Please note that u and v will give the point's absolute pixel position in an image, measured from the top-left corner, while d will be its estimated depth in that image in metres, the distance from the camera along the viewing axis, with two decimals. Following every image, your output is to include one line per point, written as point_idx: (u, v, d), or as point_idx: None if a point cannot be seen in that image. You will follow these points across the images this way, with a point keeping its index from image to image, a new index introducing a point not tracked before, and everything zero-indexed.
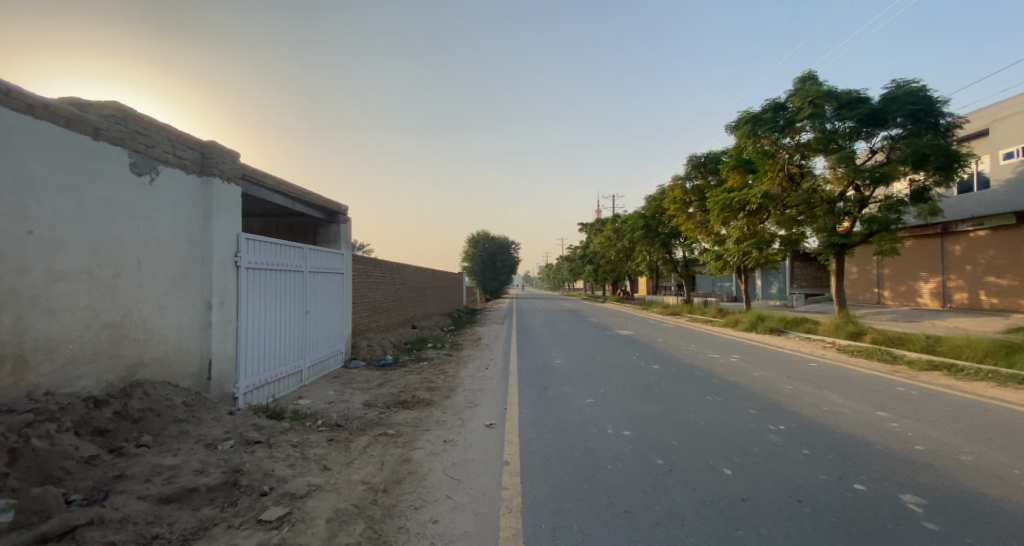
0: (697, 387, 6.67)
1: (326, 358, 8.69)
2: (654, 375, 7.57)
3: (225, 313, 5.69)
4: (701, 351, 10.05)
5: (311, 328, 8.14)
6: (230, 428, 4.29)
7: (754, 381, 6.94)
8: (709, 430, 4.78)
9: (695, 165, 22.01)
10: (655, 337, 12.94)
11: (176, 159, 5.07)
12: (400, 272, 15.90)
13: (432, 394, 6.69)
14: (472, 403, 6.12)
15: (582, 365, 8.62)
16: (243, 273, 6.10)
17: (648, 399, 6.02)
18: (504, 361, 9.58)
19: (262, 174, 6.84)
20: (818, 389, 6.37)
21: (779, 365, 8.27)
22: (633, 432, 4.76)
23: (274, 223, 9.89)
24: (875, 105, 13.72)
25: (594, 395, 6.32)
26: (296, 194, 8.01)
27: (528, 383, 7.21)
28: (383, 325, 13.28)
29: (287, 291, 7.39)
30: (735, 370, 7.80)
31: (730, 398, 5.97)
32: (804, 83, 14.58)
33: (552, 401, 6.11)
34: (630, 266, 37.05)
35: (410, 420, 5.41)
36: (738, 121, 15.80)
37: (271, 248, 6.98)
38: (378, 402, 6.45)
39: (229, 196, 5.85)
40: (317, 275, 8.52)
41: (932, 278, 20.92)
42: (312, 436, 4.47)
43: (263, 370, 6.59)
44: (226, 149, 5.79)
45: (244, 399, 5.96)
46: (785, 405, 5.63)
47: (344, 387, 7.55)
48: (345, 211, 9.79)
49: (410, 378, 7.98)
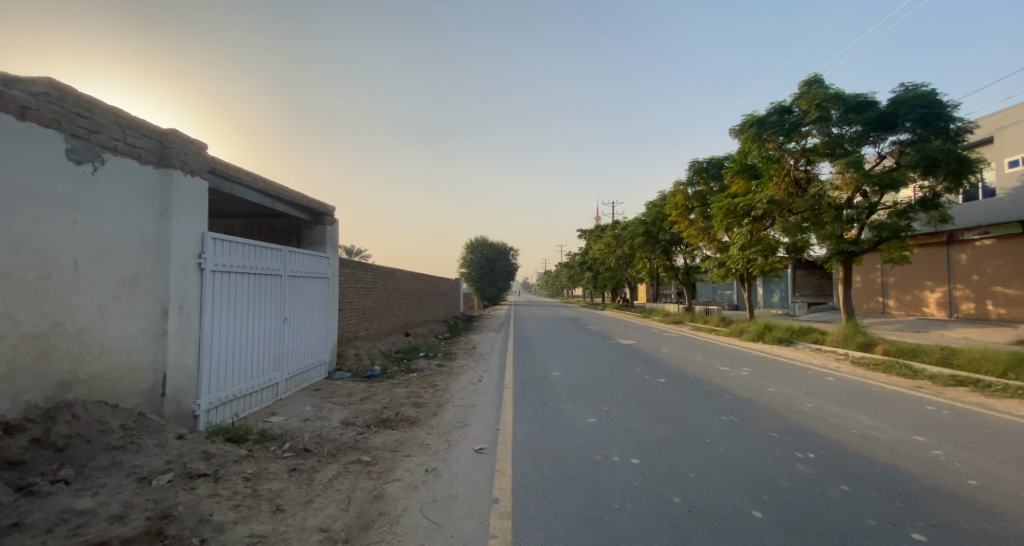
0: (709, 404, 6.07)
1: (307, 369, 8.09)
2: (662, 391, 6.96)
3: (184, 321, 5.09)
4: (709, 363, 9.46)
5: (290, 337, 7.53)
6: (174, 457, 3.68)
7: (770, 398, 6.37)
8: (729, 458, 4.18)
9: (696, 170, 21.54)
10: (658, 347, 12.36)
11: (127, 147, 4.51)
12: (393, 277, 15.32)
13: (418, 411, 6.08)
14: (462, 423, 5.51)
15: (582, 378, 8.00)
16: (209, 277, 5.50)
17: (657, 419, 5.41)
18: (498, 373, 8.96)
19: (237, 169, 6.26)
20: (841, 408, 5.79)
21: (793, 379, 7.68)
22: (642, 461, 4.15)
23: (255, 224, 9.30)
24: (884, 108, 13.20)
25: (596, 414, 5.70)
26: (276, 193, 7.43)
27: (524, 399, 6.61)
28: (374, 333, 12.67)
29: (263, 297, 6.79)
30: (747, 385, 7.21)
31: (746, 418, 5.39)
32: (810, 85, 14.10)
33: (550, 420, 5.49)
34: (631, 273, 36.55)
35: (390, 443, 4.80)
36: (743, 124, 15.28)
37: (244, 250, 6.38)
38: (359, 419, 5.85)
39: (194, 192, 5.28)
40: (299, 279, 7.93)
41: (938, 287, 20.39)
42: (272, 465, 3.86)
43: (233, 384, 5.99)
44: (191, 140, 5.23)
45: (206, 417, 5.37)
46: (808, 426, 5.06)
47: (323, 401, 6.93)
48: (331, 212, 9.21)
49: (397, 392, 7.36)
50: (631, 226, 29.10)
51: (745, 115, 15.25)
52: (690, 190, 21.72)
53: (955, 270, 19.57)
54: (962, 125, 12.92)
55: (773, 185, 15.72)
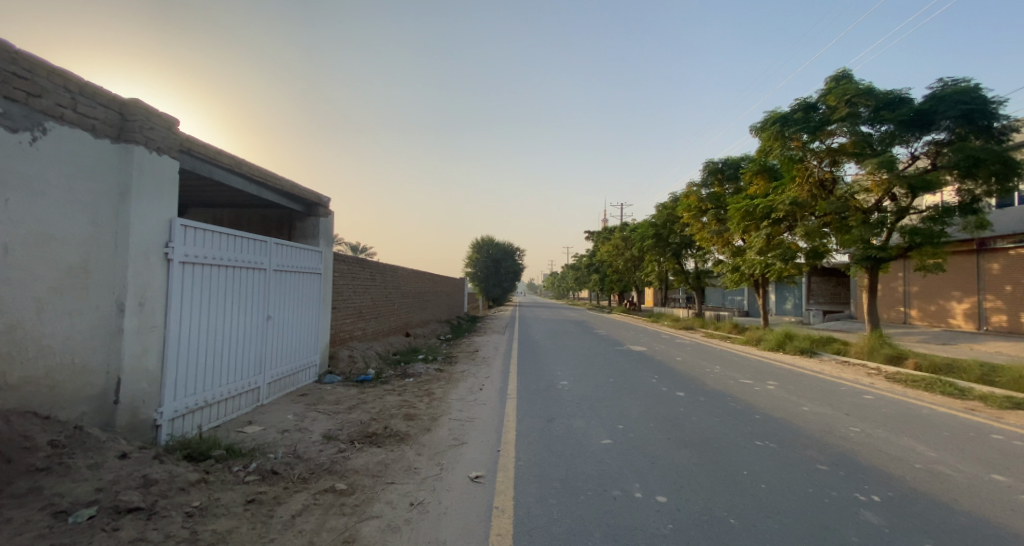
0: (738, 425, 5.37)
1: (294, 372, 7.50)
2: (683, 407, 6.25)
3: (146, 318, 4.46)
4: (730, 375, 8.74)
5: (274, 336, 6.91)
6: (106, 485, 3.01)
7: (807, 419, 5.67)
8: (774, 500, 3.47)
9: (711, 171, 20.76)
10: (672, 355, 11.64)
11: (78, 116, 3.88)
12: (394, 275, 14.70)
13: (410, 425, 5.42)
14: (458, 441, 4.85)
15: (592, 390, 7.30)
16: (177, 269, 4.87)
17: (682, 444, 4.71)
18: (502, 380, 8.30)
19: (217, 150, 5.65)
20: (893, 434, 5.09)
21: (826, 396, 6.95)
22: (671, 500, 3.46)
23: (245, 215, 8.72)
24: (919, 106, 12.39)
25: (612, 434, 5.01)
26: (264, 179, 6.81)
27: (529, 413, 5.94)
28: (372, 333, 12.06)
29: (243, 293, 6.16)
30: (778, 402, 6.49)
31: (784, 444, 4.71)
32: (838, 81, 13.33)
33: (559, 442, 4.80)
34: (639, 276, 35.73)
35: (373, 465, 4.15)
36: (765, 122, 14.55)
37: (222, 239, 5.74)
38: (342, 433, 5.20)
39: (162, 173, 4.64)
40: (287, 274, 7.30)
41: (967, 298, 19.49)
42: (226, 497, 3.20)
43: (205, 390, 5.37)
44: (159, 113, 4.59)
45: (170, 427, 4.75)
46: (860, 457, 4.36)
47: (308, 409, 6.32)
48: (326, 204, 8.60)
49: (389, 400, 6.72)
50: (641, 227, 28.32)
51: (767, 112, 14.51)
52: (704, 192, 20.93)
53: (987, 280, 18.66)
54: (1006, 124, 12.05)
55: (795, 187, 14.91)
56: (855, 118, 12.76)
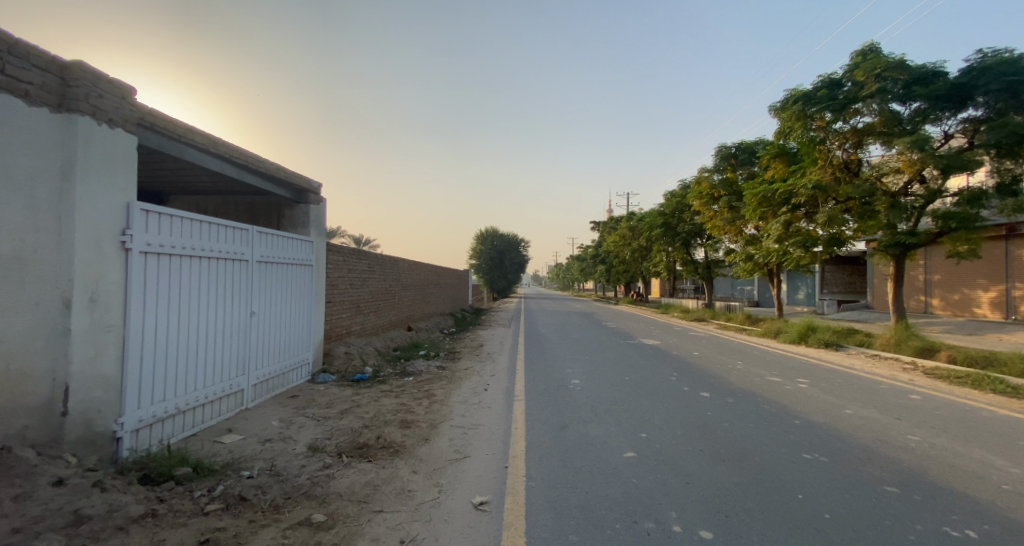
0: (778, 433, 4.74)
1: (284, 371, 6.92)
2: (710, 411, 5.62)
3: (100, 317, 3.85)
4: (755, 371, 8.11)
5: (260, 334, 6.30)
6: (25, 524, 2.42)
7: (853, 424, 5.04)
8: (845, 536, 2.84)
9: (723, 156, 19.96)
10: (688, 349, 11.01)
11: (6, 79, 3.25)
12: (394, 267, 14.09)
13: (407, 434, 4.83)
14: (460, 455, 4.23)
15: (607, 390, 6.69)
16: (138, 260, 4.24)
17: (718, 458, 4.09)
18: (509, 379, 7.72)
19: (188, 128, 5.03)
20: (957, 444, 4.46)
21: (868, 397, 6.30)
22: (717, 536, 2.84)
23: (232, 202, 8.12)
24: (954, 80, 11.59)
25: (635, 446, 4.40)
26: (248, 161, 6.18)
27: (540, 418, 5.33)
28: (371, 328, 11.50)
29: (223, 287, 5.52)
30: (816, 404, 5.84)
31: (836, 457, 4.09)
32: (865, 55, 12.55)
33: (575, 456, 4.18)
34: (647, 266, 35.04)
35: (360, 487, 3.53)
36: (785, 100, 13.77)
37: (196, 227, 5.10)
38: (330, 444, 4.60)
39: (116, 150, 4.02)
40: (273, 266, 6.65)
41: (994, 286, 18.70)
42: (173, 538, 2.64)
43: (180, 396, 4.77)
44: (110, 80, 3.95)
45: (133, 439, 4.15)
46: (928, 475, 3.74)
47: (295, 414, 5.73)
48: (317, 190, 7.96)
49: (385, 403, 6.12)
50: (650, 216, 27.56)
51: (788, 90, 13.73)
52: (717, 177, 20.08)
53: (1015, 267, 17.85)
54: None
55: (816, 170, 14.14)
56: (886, 94, 11.97)
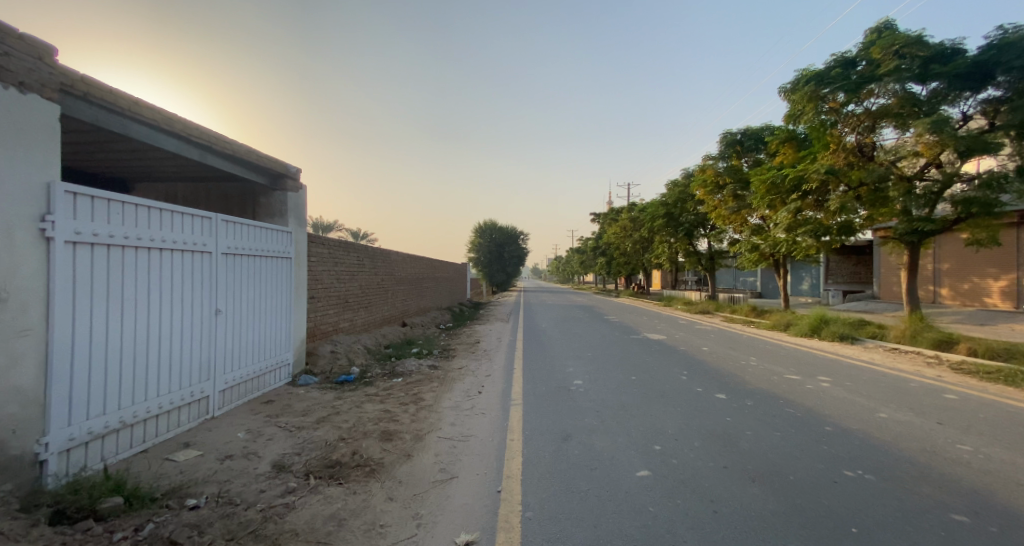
0: (809, 443, 4.16)
1: (258, 374, 6.32)
2: (728, 416, 5.03)
3: (12, 319, 3.22)
4: (771, 368, 7.51)
5: (228, 334, 5.68)
6: None
7: (893, 431, 4.45)
8: None
9: (729, 143, 19.24)
10: (696, 344, 10.43)
11: None
12: (387, 259, 13.47)
13: (387, 449, 4.23)
14: (446, 476, 3.63)
15: (613, 392, 6.10)
16: (64, 253, 3.61)
17: (745, 477, 3.50)
18: (506, 380, 7.12)
19: (130, 102, 4.38)
20: (1018, 455, 3.86)
21: (897, 396, 5.73)
22: None
23: (204, 191, 7.47)
24: (973, 57, 10.89)
25: (648, 462, 3.81)
26: (213, 144, 5.55)
27: (539, 428, 4.73)
28: (361, 324, 10.91)
29: (180, 282, 4.89)
30: (845, 407, 5.26)
31: (884, 475, 3.50)
32: (880, 32, 11.87)
33: (578, 476, 3.59)
34: (648, 258, 34.47)
35: (322, 523, 2.93)
36: (796, 82, 13.11)
37: (147, 214, 4.47)
38: (298, 462, 4.00)
39: (29, 120, 3.41)
40: (243, 259, 6.01)
41: (1004, 275, 18.11)
42: None
43: (125, 408, 4.16)
44: (18, 35, 3.32)
45: (61, 462, 3.55)
46: (998, 496, 3.15)
47: (266, 423, 5.13)
48: (294, 176, 7.30)
49: (367, 410, 5.51)
50: (651, 207, 26.93)
51: (799, 71, 13.05)
52: (722, 165, 19.36)
53: None
54: None
55: (828, 155, 13.49)
56: (904, 73, 11.29)
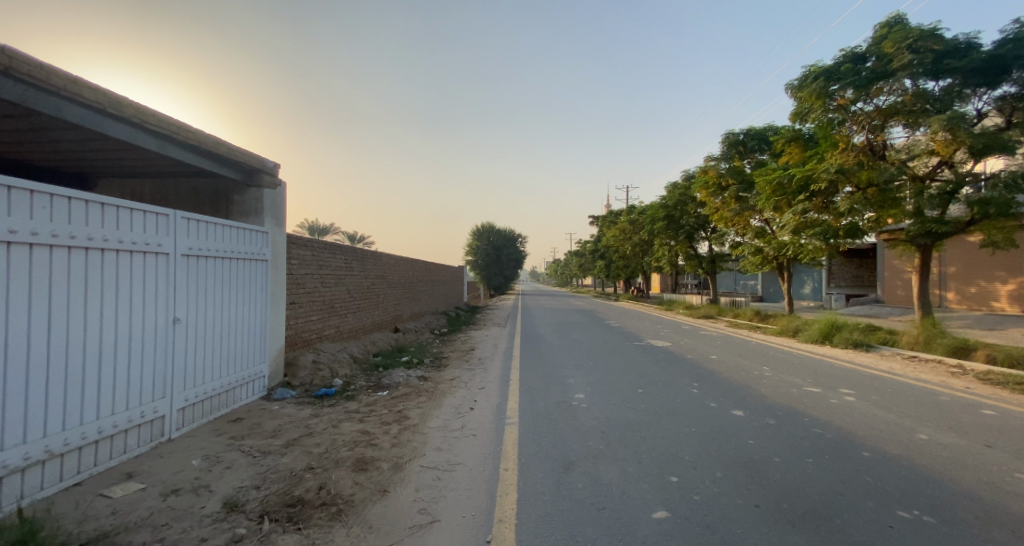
0: (849, 473, 3.59)
1: (225, 389, 5.71)
2: (750, 438, 4.46)
3: None
4: (787, 380, 6.94)
5: (189, 345, 5.08)
6: None
7: (940, 457, 3.89)
8: None
9: (731, 143, 18.73)
10: (702, 352, 9.88)
11: None
12: (377, 263, 12.88)
13: (360, 483, 3.63)
14: (426, 520, 3.04)
15: (617, 408, 5.54)
16: None
17: (782, 521, 2.93)
18: (499, 393, 6.54)
19: (68, 81, 3.80)
20: None
21: (932, 413, 5.18)
22: None
23: (173, 188, 6.88)
24: (989, 52, 10.38)
25: (665, 499, 3.23)
26: (175, 133, 4.99)
27: (537, 453, 4.14)
28: (348, 331, 10.30)
29: (130, 287, 4.29)
30: (878, 426, 4.71)
31: (946, 515, 2.95)
32: (891, 26, 11.38)
33: (583, 519, 3.00)
34: (647, 262, 33.91)
35: None
36: (804, 78, 12.64)
37: (88, 210, 3.87)
38: (253, 499, 3.40)
39: None
40: (207, 261, 5.41)
41: (1013, 278, 17.68)
42: None
43: (55, 435, 3.53)
44: None
45: None
46: None
47: (227, 447, 4.53)
48: (272, 173, 6.74)
49: (343, 431, 4.92)
50: (651, 209, 26.43)
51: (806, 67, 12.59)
52: (724, 165, 18.83)
53: None
54: None
55: (837, 154, 12.92)
56: (915, 68, 10.82)
